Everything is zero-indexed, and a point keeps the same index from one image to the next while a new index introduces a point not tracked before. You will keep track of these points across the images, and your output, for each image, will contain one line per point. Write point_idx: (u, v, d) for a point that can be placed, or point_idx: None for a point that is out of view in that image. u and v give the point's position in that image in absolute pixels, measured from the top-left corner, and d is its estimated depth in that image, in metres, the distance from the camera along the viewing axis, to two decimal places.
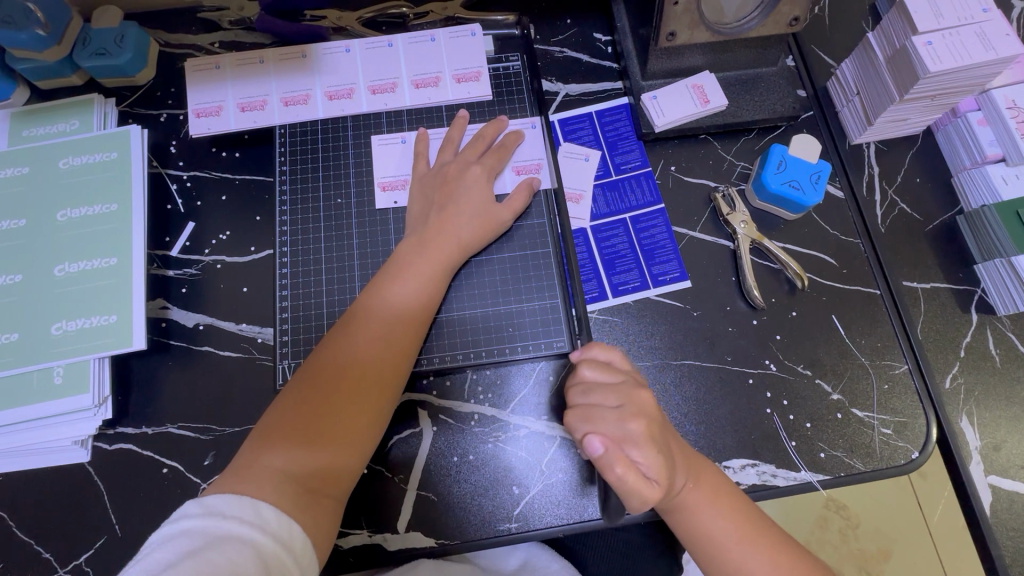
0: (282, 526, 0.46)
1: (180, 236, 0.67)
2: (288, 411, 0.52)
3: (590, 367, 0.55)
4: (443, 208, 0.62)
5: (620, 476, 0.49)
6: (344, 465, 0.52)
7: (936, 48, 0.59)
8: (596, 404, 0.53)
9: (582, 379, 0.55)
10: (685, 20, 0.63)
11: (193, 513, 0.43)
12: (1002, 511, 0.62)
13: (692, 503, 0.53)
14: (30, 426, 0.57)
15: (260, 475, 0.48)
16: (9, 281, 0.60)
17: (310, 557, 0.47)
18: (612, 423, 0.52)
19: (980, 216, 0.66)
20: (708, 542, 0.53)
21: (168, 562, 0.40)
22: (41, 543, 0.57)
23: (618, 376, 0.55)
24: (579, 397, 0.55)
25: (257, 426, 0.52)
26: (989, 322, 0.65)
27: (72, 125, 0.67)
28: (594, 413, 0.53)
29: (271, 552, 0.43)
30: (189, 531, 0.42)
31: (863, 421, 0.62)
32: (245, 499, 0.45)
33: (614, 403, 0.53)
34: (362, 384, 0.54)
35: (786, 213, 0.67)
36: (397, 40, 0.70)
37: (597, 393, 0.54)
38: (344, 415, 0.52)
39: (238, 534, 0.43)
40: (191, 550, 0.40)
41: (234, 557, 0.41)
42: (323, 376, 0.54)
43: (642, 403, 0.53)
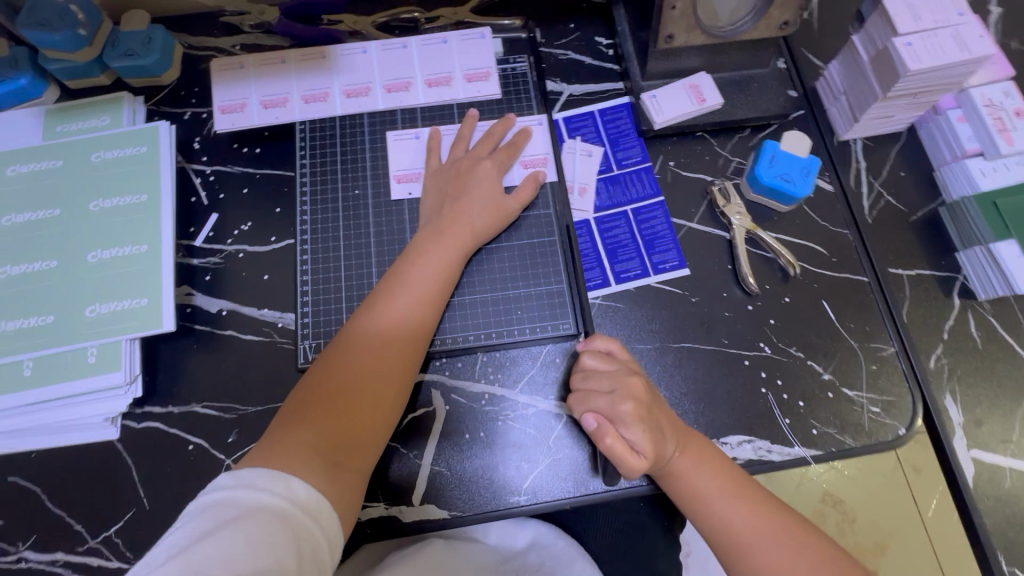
0: (310, 498, 0.48)
1: (205, 226, 0.70)
2: (315, 389, 0.55)
3: (589, 356, 0.61)
4: (456, 200, 0.66)
5: (608, 446, 0.55)
6: (366, 439, 0.55)
7: (915, 48, 0.64)
8: (592, 389, 0.59)
9: (585, 367, 0.61)
10: (682, 24, 0.67)
11: (226, 486, 0.46)
12: (986, 485, 0.65)
13: (680, 467, 0.57)
14: (64, 404, 0.61)
15: (291, 447, 0.51)
16: (44, 267, 0.64)
17: (337, 527, 0.49)
18: (605, 404, 0.57)
19: (960, 207, 0.71)
20: (696, 501, 0.57)
21: (206, 531, 0.42)
22: (73, 516, 0.60)
23: (616, 365, 0.60)
24: (579, 382, 0.61)
25: (286, 402, 0.55)
26: (971, 307, 0.69)
27: (103, 122, 0.71)
28: (590, 394, 0.59)
29: (301, 523, 0.46)
30: (224, 502, 0.45)
31: (853, 400, 0.65)
32: (275, 474, 0.48)
33: (607, 388, 0.59)
34: (383, 363, 0.57)
35: (778, 205, 0.71)
36: (411, 42, 0.74)
37: (593, 378, 0.60)
38: (366, 393, 0.56)
39: (270, 506, 0.45)
40: (226, 520, 0.43)
41: (267, 528, 0.43)
42: (346, 356, 0.57)
43: (633, 389, 0.58)
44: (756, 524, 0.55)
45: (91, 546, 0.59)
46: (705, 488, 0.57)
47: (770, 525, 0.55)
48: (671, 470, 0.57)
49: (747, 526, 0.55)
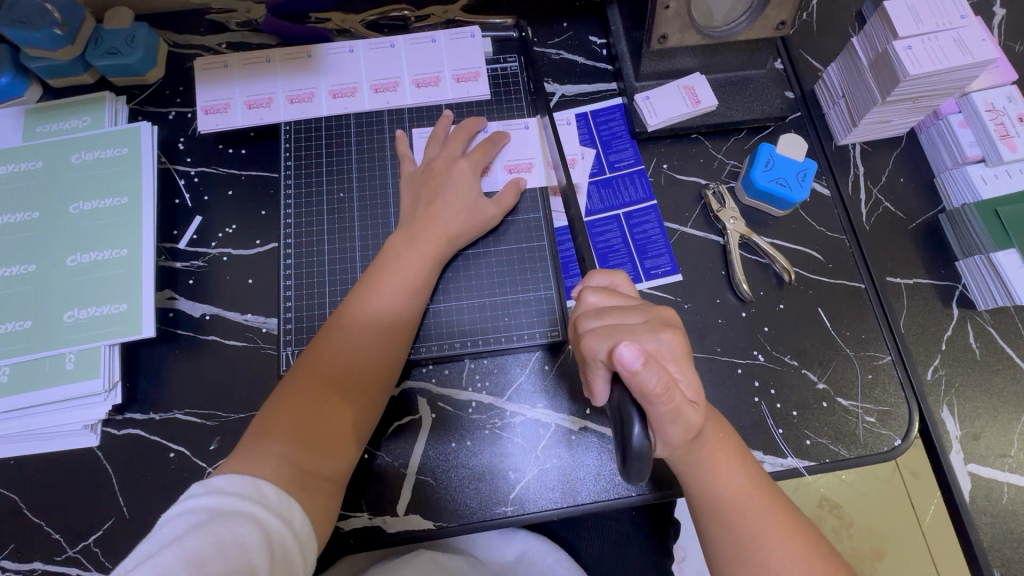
0: (282, 503, 0.47)
1: (188, 229, 0.69)
2: (288, 398, 0.54)
3: (594, 293, 0.52)
4: (431, 202, 0.65)
5: (661, 383, 0.44)
6: (338, 448, 0.54)
7: (915, 52, 0.62)
8: (616, 324, 0.49)
9: (589, 306, 0.52)
10: (676, 24, 0.66)
11: (199, 492, 0.45)
12: (983, 499, 0.64)
13: (715, 456, 0.51)
14: (43, 411, 0.59)
15: (261, 457, 0.50)
16: (22, 271, 0.62)
17: (310, 535, 0.48)
18: (644, 334, 0.48)
19: (961, 215, 0.69)
20: (728, 504, 0.51)
21: (176, 536, 0.41)
22: (52, 524, 0.59)
23: (626, 300, 0.52)
24: (594, 321, 0.50)
25: (259, 411, 0.54)
26: (970, 317, 0.68)
27: (84, 122, 0.69)
28: (618, 331, 0.48)
29: (274, 528, 0.45)
30: (195, 507, 0.43)
31: (848, 410, 0.64)
32: (247, 479, 0.47)
33: (637, 320, 0.50)
34: (353, 370, 0.56)
35: (774, 210, 0.70)
36: (400, 41, 0.72)
37: (616, 312, 0.50)
38: (336, 400, 0.54)
39: (243, 510, 0.44)
40: (197, 523, 0.42)
41: (238, 531, 0.42)
42: (315, 364, 0.56)
43: (665, 317, 0.51)
44: (788, 543, 0.49)
45: (70, 556, 0.58)
46: (737, 491, 0.51)
47: (802, 545, 0.50)
48: (707, 458, 0.51)
49: (777, 541, 0.49)
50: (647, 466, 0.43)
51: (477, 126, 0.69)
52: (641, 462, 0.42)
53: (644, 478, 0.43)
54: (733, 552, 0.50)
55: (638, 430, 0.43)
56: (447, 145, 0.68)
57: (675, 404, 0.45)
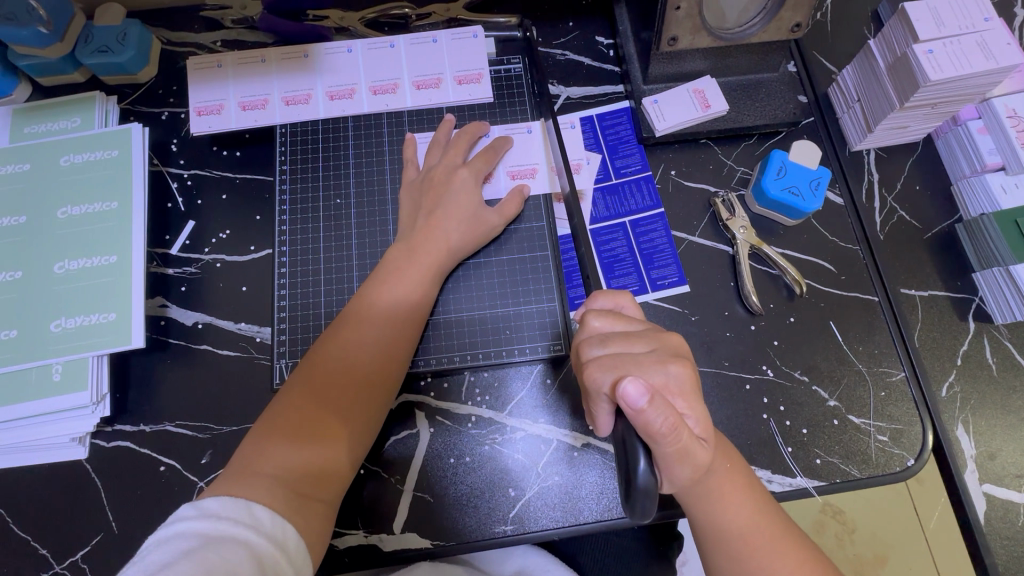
0: (276, 526, 0.45)
1: (180, 234, 0.67)
2: (281, 416, 0.52)
3: (600, 318, 0.50)
4: (431, 213, 0.62)
5: (672, 425, 0.43)
6: (334, 469, 0.52)
7: (937, 57, 0.59)
8: (622, 352, 0.48)
9: (594, 331, 0.50)
10: (687, 25, 0.63)
11: (189, 516, 0.43)
12: (997, 520, 0.62)
13: (721, 487, 0.50)
14: (29, 423, 0.58)
15: (252, 478, 0.48)
16: (8, 278, 0.61)
17: (304, 559, 0.46)
18: (653, 367, 0.47)
19: (979, 224, 0.66)
20: (738, 538, 0.49)
21: (164, 563, 0.39)
22: (39, 539, 0.57)
23: (632, 324, 0.51)
24: (598, 348, 0.49)
25: (252, 429, 0.52)
26: (986, 331, 0.66)
27: (74, 122, 0.67)
28: (624, 362, 0.47)
29: (267, 553, 0.43)
30: (185, 532, 0.41)
31: (859, 428, 0.62)
32: (240, 501, 0.45)
33: (643, 349, 0.49)
34: (352, 388, 0.54)
35: (785, 219, 0.67)
36: (400, 41, 0.70)
37: (621, 341, 0.49)
38: (333, 419, 0.53)
39: (235, 536, 0.42)
40: (186, 550, 0.40)
41: (230, 558, 0.40)
42: (312, 381, 0.54)
43: (671, 346, 0.49)
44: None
45: (58, 571, 0.56)
46: (747, 524, 0.49)
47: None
48: (713, 490, 0.49)
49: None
50: (653, 502, 0.41)
51: (480, 131, 0.67)
52: (646, 499, 0.41)
53: (649, 517, 0.42)
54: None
55: (644, 465, 0.41)
56: (448, 151, 0.65)
57: (683, 443, 0.44)
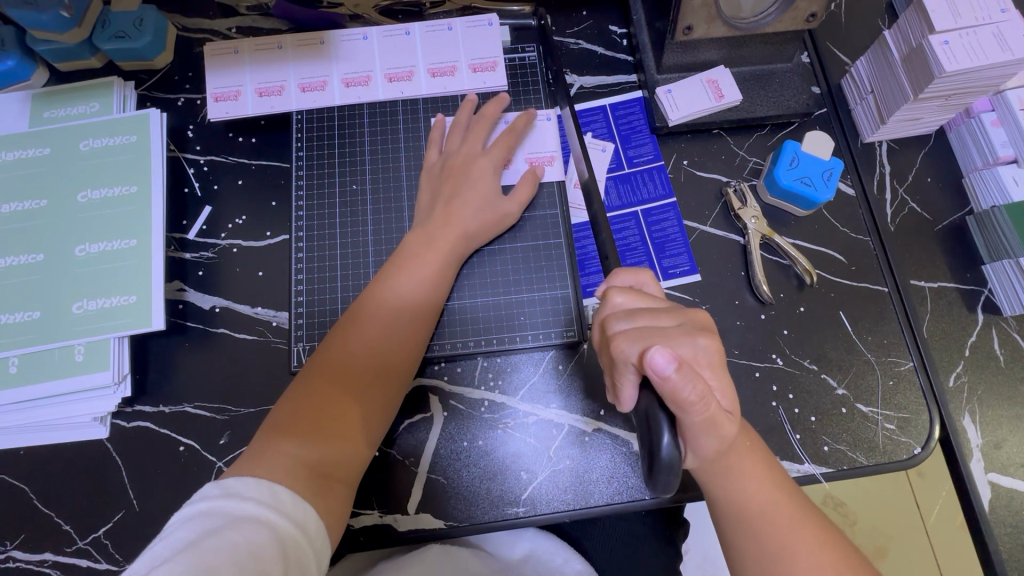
0: (297, 509, 0.46)
1: (197, 219, 0.68)
2: (301, 400, 0.53)
3: (623, 293, 0.51)
4: (450, 201, 0.63)
5: (696, 393, 0.43)
6: (352, 451, 0.53)
7: (953, 47, 0.60)
8: (650, 326, 0.48)
9: (617, 306, 0.51)
10: (702, 15, 0.63)
11: (211, 495, 0.44)
12: (1001, 507, 0.63)
13: (741, 467, 0.50)
14: (51, 403, 0.59)
15: (274, 460, 0.49)
16: (30, 260, 0.62)
17: (324, 541, 0.47)
18: (680, 339, 0.47)
19: (990, 217, 0.67)
20: (753, 511, 0.50)
21: (189, 541, 0.40)
22: (62, 515, 0.59)
23: (655, 302, 0.51)
24: (625, 322, 0.49)
25: (271, 413, 0.53)
26: (995, 323, 0.66)
27: (92, 108, 0.68)
28: (653, 333, 0.47)
29: (288, 534, 0.44)
30: (208, 511, 0.42)
31: (867, 416, 0.63)
32: (263, 482, 0.46)
33: (670, 322, 0.49)
34: (370, 373, 0.55)
35: (796, 209, 0.68)
36: (415, 28, 0.70)
37: (646, 315, 0.49)
38: (352, 402, 0.54)
39: (257, 516, 0.43)
40: (211, 529, 0.41)
41: (253, 539, 0.41)
42: (333, 364, 0.55)
43: (698, 319, 0.49)
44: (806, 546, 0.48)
45: (81, 547, 0.58)
46: (765, 501, 0.50)
47: (839, 558, 0.48)
48: (730, 467, 0.50)
49: (809, 552, 0.48)
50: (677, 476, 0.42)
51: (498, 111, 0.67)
52: (671, 470, 0.42)
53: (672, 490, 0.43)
54: (758, 562, 0.49)
55: (667, 439, 0.42)
56: (469, 137, 0.66)
57: (709, 412, 0.44)
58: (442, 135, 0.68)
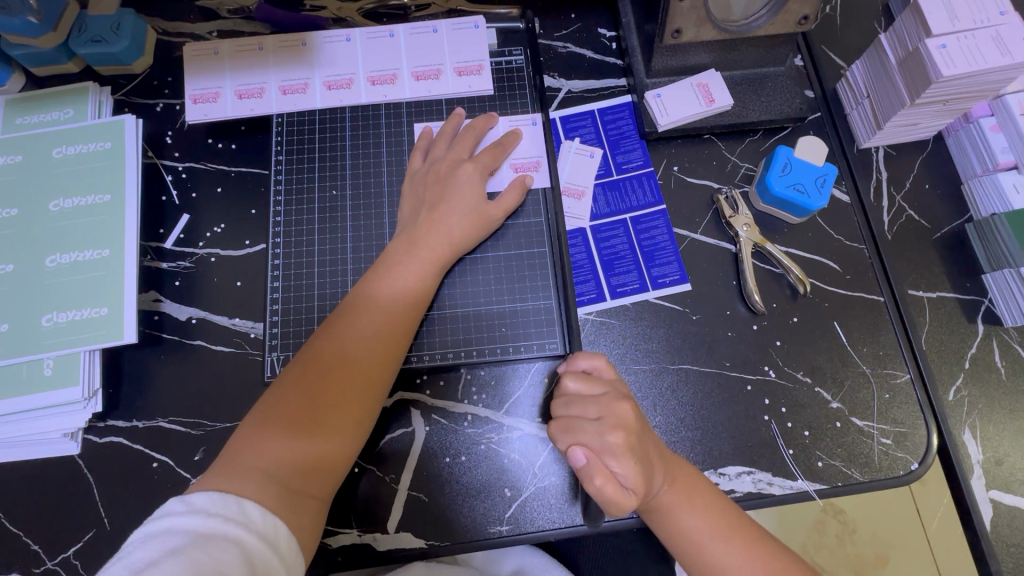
0: (267, 524, 0.45)
1: (174, 227, 0.66)
2: (276, 409, 0.51)
3: (573, 379, 0.54)
4: (434, 207, 0.61)
5: (597, 487, 0.48)
6: (326, 466, 0.51)
7: (950, 52, 0.58)
8: (578, 416, 0.53)
9: (567, 391, 0.55)
10: (691, 18, 0.61)
11: (178, 511, 0.42)
12: (1001, 524, 0.61)
13: (672, 505, 0.52)
14: (20, 418, 0.57)
15: (244, 472, 0.47)
16: (0, 271, 0.60)
17: (296, 558, 0.46)
18: (593, 435, 0.51)
19: (990, 225, 0.65)
20: (687, 540, 0.52)
21: (152, 561, 0.39)
22: (30, 534, 0.57)
23: (601, 388, 0.54)
24: (561, 410, 0.54)
25: (245, 420, 0.52)
26: (995, 334, 0.64)
27: (66, 114, 0.66)
28: (576, 425, 0.52)
29: (258, 551, 0.43)
30: (173, 530, 0.41)
31: (863, 431, 0.61)
32: (230, 498, 0.44)
33: (594, 414, 0.52)
34: (348, 385, 0.53)
35: (789, 217, 0.66)
36: (399, 30, 0.69)
37: (578, 405, 0.53)
38: (329, 413, 0.52)
39: (224, 534, 0.42)
40: (175, 548, 0.39)
41: (220, 558, 0.40)
42: (310, 373, 0.53)
43: (624, 417, 0.52)
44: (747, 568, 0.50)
45: (49, 567, 0.56)
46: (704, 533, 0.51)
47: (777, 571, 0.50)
48: (659, 506, 0.53)
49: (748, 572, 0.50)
50: None
51: (488, 125, 0.66)
52: None
53: None
54: None
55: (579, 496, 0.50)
56: (455, 146, 0.65)
57: (605, 497, 0.48)
58: (429, 144, 0.66)
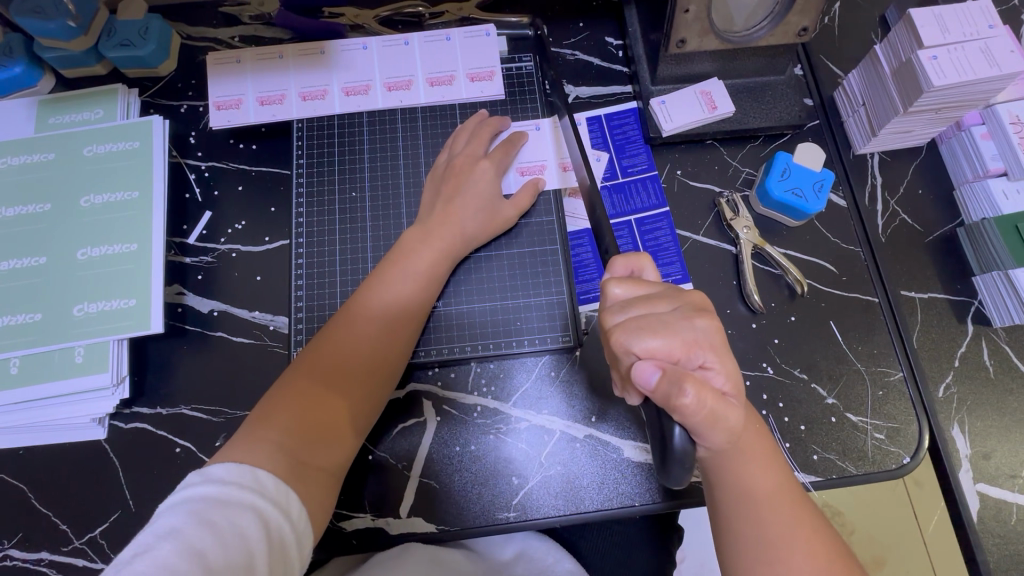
0: (280, 492, 0.47)
1: (198, 224, 0.69)
2: (294, 384, 0.54)
3: (621, 284, 0.48)
4: (449, 200, 0.64)
5: (697, 394, 0.42)
6: (334, 439, 0.54)
7: (941, 62, 0.61)
8: (648, 314, 0.47)
9: (616, 299, 0.48)
10: (695, 28, 0.64)
11: (195, 482, 0.45)
12: (989, 518, 0.63)
13: (749, 452, 0.49)
14: (51, 404, 0.60)
15: (262, 442, 0.50)
16: (33, 263, 0.63)
17: (306, 526, 0.48)
18: (681, 326, 0.46)
19: (980, 229, 0.67)
20: (753, 497, 0.48)
21: (173, 527, 0.41)
22: (59, 515, 0.59)
23: (653, 287, 0.49)
24: (621, 315, 0.47)
25: (265, 396, 0.55)
26: (985, 334, 0.67)
27: (96, 114, 0.69)
28: (651, 322, 0.46)
29: (271, 517, 0.45)
30: (192, 498, 0.43)
31: (857, 426, 0.63)
32: (244, 467, 0.47)
33: (668, 308, 0.47)
34: (361, 363, 0.56)
35: (788, 220, 0.69)
36: (413, 38, 0.71)
37: (640, 306, 0.47)
38: (342, 390, 0.55)
39: (240, 500, 0.44)
40: (194, 514, 0.42)
41: (237, 523, 0.42)
42: (329, 349, 0.56)
43: (695, 301, 0.48)
44: (807, 541, 0.47)
45: (77, 546, 0.59)
46: (776, 487, 0.49)
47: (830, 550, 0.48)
48: (743, 451, 0.49)
49: (806, 544, 0.47)
50: (687, 475, 0.44)
51: (501, 125, 0.69)
52: (680, 474, 0.44)
53: (685, 482, 0.45)
54: (757, 553, 0.47)
55: (679, 430, 0.43)
56: (472, 142, 0.67)
57: (711, 407, 0.43)
58: (452, 137, 0.69)
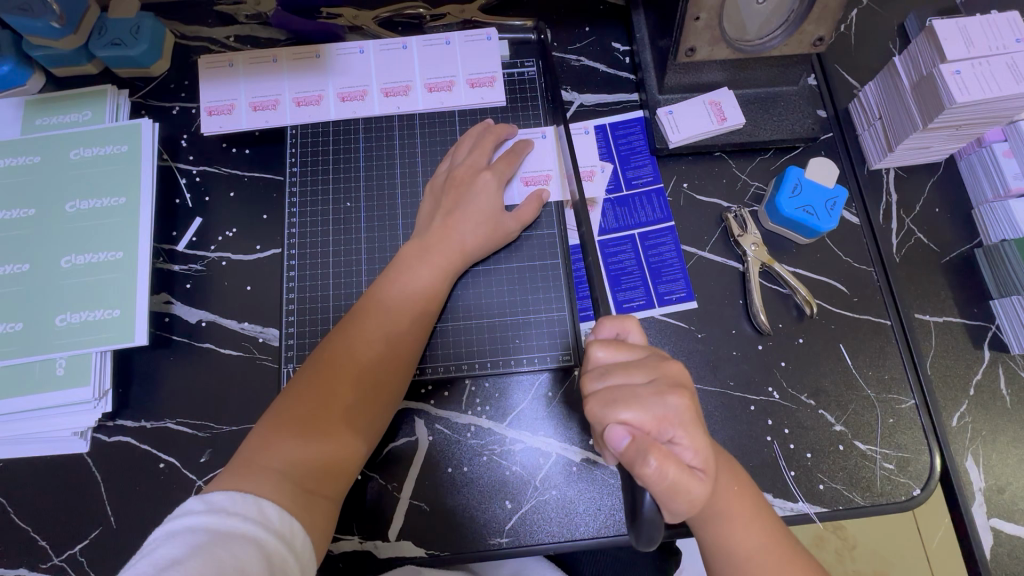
0: (284, 522, 0.45)
1: (187, 231, 0.67)
2: (291, 408, 0.52)
3: (602, 348, 0.46)
4: (449, 213, 0.62)
5: (657, 469, 0.40)
6: (338, 463, 0.51)
7: (965, 77, 0.58)
8: (622, 385, 0.45)
9: (597, 362, 0.47)
10: (705, 36, 0.61)
11: (197, 510, 0.42)
12: (1004, 555, 0.60)
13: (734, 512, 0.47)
14: (31, 416, 0.58)
15: (261, 471, 0.47)
16: (15, 270, 0.61)
17: (309, 557, 0.46)
18: (649, 399, 0.43)
19: (999, 250, 0.64)
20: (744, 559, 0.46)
21: (174, 559, 0.39)
22: (38, 530, 0.58)
23: (636, 353, 0.47)
24: (597, 382, 0.46)
25: (260, 421, 0.52)
26: (1002, 360, 0.64)
27: (84, 116, 0.67)
28: (622, 394, 0.44)
29: (275, 549, 0.43)
30: (195, 527, 0.41)
31: (866, 455, 0.61)
32: (248, 496, 0.45)
33: (642, 380, 0.45)
34: (362, 384, 0.54)
35: (798, 237, 0.66)
36: (412, 42, 0.69)
37: (616, 374, 0.45)
38: (343, 413, 0.53)
39: (243, 532, 0.42)
40: (197, 545, 0.40)
41: (240, 556, 0.40)
42: (327, 370, 0.54)
43: (673, 374, 0.45)
44: None
45: (56, 564, 0.57)
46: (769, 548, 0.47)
47: None
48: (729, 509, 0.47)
49: None
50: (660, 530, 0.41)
51: (506, 133, 0.66)
52: (652, 530, 0.41)
53: (654, 544, 0.42)
54: None
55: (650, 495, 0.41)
56: (474, 151, 0.65)
57: (672, 480, 0.40)
58: (454, 147, 0.67)
